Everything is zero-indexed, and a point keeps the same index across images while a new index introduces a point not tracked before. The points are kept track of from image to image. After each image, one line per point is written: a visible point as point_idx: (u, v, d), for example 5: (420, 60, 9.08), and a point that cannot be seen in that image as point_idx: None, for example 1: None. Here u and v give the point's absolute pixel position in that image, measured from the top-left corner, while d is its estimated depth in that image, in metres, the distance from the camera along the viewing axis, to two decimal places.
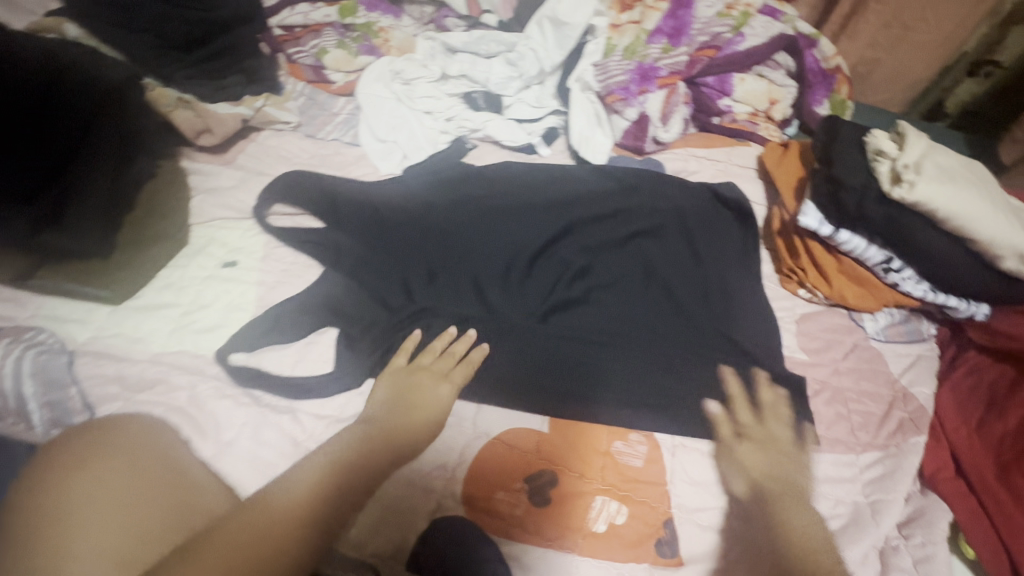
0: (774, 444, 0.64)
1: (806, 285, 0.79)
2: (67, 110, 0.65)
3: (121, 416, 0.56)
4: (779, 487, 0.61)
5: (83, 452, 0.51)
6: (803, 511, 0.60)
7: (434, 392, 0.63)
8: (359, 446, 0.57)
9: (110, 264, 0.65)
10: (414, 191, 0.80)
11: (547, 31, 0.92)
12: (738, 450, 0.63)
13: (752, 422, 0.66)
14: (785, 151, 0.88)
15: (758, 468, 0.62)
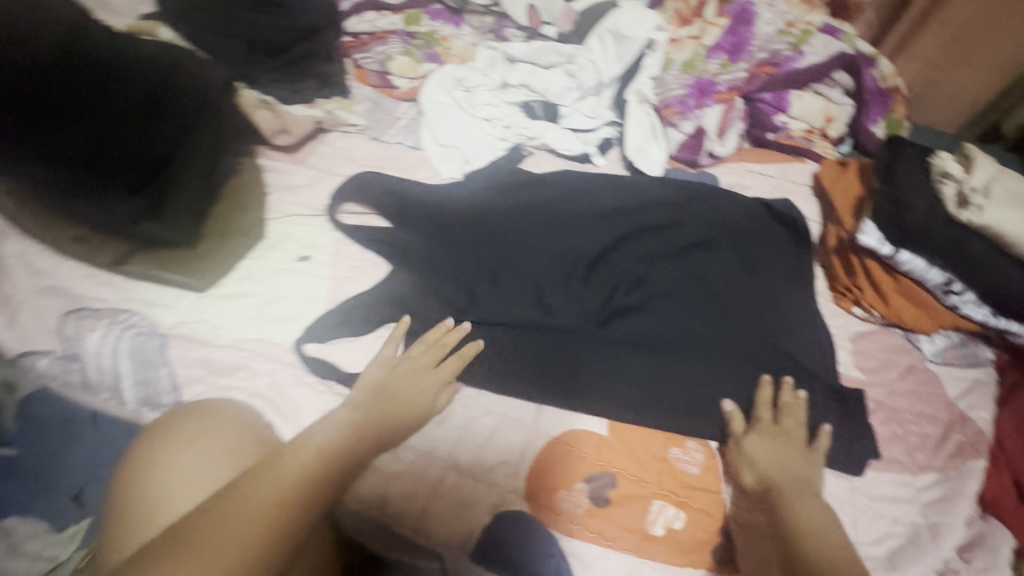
0: (783, 438, 0.64)
1: (862, 303, 0.80)
2: (171, 112, 0.70)
3: (211, 399, 0.60)
4: (783, 480, 0.60)
5: (177, 418, 0.57)
6: (814, 501, 0.59)
7: (425, 381, 0.64)
8: (361, 426, 0.59)
9: (195, 255, 0.69)
10: (473, 196, 0.82)
11: (608, 43, 0.94)
12: (746, 446, 0.64)
13: (762, 416, 0.66)
14: (844, 169, 0.89)
15: (764, 460, 0.62)
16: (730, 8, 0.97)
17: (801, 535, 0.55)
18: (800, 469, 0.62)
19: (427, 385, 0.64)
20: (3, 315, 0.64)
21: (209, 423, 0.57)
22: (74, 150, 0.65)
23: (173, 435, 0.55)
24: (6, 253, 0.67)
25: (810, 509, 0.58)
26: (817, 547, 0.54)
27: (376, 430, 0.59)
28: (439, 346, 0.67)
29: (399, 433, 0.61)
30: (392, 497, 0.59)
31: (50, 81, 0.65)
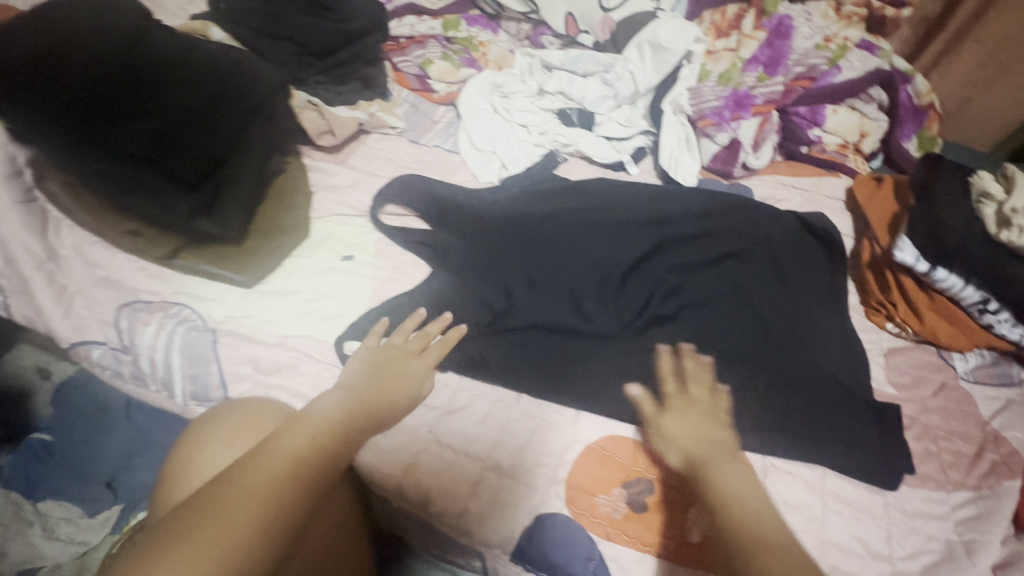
0: (694, 407, 0.62)
1: (895, 319, 0.80)
2: (229, 110, 0.69)
3: (252, 397, 0.61)
4: (704, 452, 0.56)
5: (207, 421, 0.57)
6: (736, 466, 0.54)
7: (411, 367, 0.62)
8: (352, 402, 0.54)
9: (242, 251, 0.70)
10: (508, 201, 0.83)
11: (646, 54, 0.95)
12: (664, 425, 0.60)
13: (671, 390, 0.64)
14: (878, 185, 0.89)
15: (677, 432, 0.59)
16: (767, 22, 0.98)
17: (720, 503, 0.51)
18: (719, 436, 0.59)
19: (416, 369, 0.62)
20: (59, 305, 0.66)
21: (236, 419, 0.56)
22: (129, 140, 0.62)
23: (200, 434, 0.54)
24: (61, 245, 0.68)
25: (735, 476, 0.53)
26: (739, 515, 0.49)
27: (369, 409, 0.55)
28: (425, 334, 0.66)
29: (391, 416, 0.57)
30: (433, 498, 0.60)
31: (108, 72, 0.65)
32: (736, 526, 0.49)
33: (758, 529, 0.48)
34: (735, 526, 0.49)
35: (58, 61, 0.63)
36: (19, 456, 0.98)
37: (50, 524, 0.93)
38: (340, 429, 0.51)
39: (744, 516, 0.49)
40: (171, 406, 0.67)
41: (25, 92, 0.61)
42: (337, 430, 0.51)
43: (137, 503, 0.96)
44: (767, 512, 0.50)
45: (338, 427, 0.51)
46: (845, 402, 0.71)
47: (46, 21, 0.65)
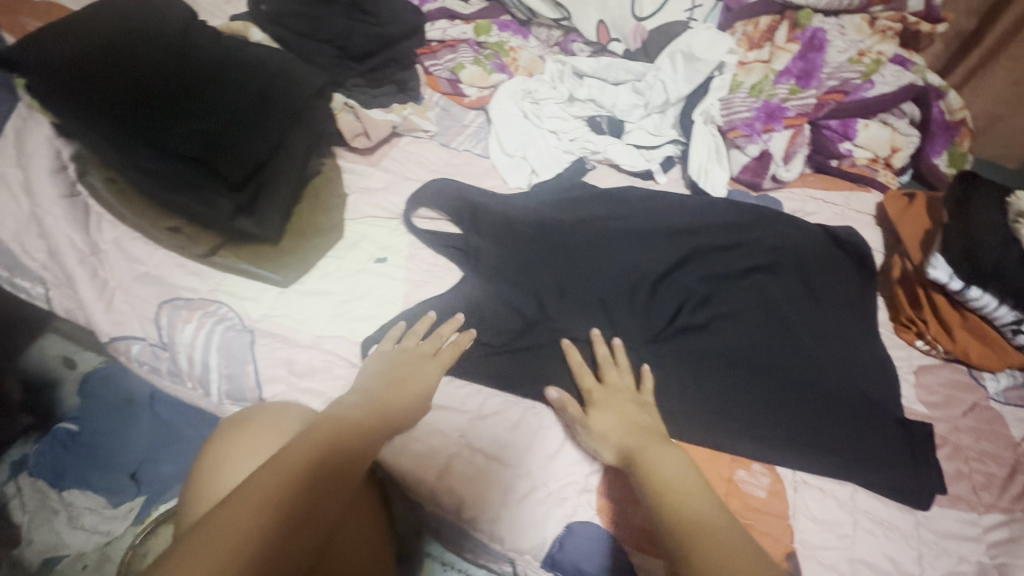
0: (619, 398, 0.63)
1: (926, 337, 0.79)
2: (276, 112, 0.70)
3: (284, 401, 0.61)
4: (637, 441, 0.57)
5: (238, 419, 0.58)
6: (667, 453, 0.55)
7: (423, 370, 0.63)
8: (367, 406, 0.56)
9: (279, 250, 0.71)
10: (538, 207, 0.84)
11: (678, 64, 0.95)
12: (589, 421, 0.61)
13: (589, 384, 0.65)
14: (910, 202, 0.89)
15: (604, 427, 0.59)
16: (800, 35, 0.98)
17: (658, 496, 0.51)
18: (648, 425, 0.60)
19: (429, 371, 0.64)
20: (100, 300, 0.67)
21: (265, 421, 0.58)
22: (176, 139, 0.64)
23: (232, 435, 0.57)
24: (102, 239, 0.69)
25: (666, 466, 0.54)
26: (672, 506, 0.50)
27: (384, 411, 0.57)
28: (434, 338, 0.67)
29: (405, 420, 0.59)
30: (468, 503, 0.60)
31: (158, 75, 0.67)
32: (674, 516, 0.49)
33: (694, 516, 0.49)
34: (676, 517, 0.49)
35: (115, 66, 0.66)
36: (45, 446, 0.98)
37: (75, 513, 0.93)
38: (355, 431, 0.53)
39: (680, 504, 0.50)
40: (205, 404, 0.68)
41: (82, 94, 0.64)
42: (352, 432, 0.53)
43: (160, 496, 0.95)
44: (696, 498, 0.51)
45: (353, 429, 0.53)
46: (874, 422, 0.70)
47: (106, 28, 0.69)
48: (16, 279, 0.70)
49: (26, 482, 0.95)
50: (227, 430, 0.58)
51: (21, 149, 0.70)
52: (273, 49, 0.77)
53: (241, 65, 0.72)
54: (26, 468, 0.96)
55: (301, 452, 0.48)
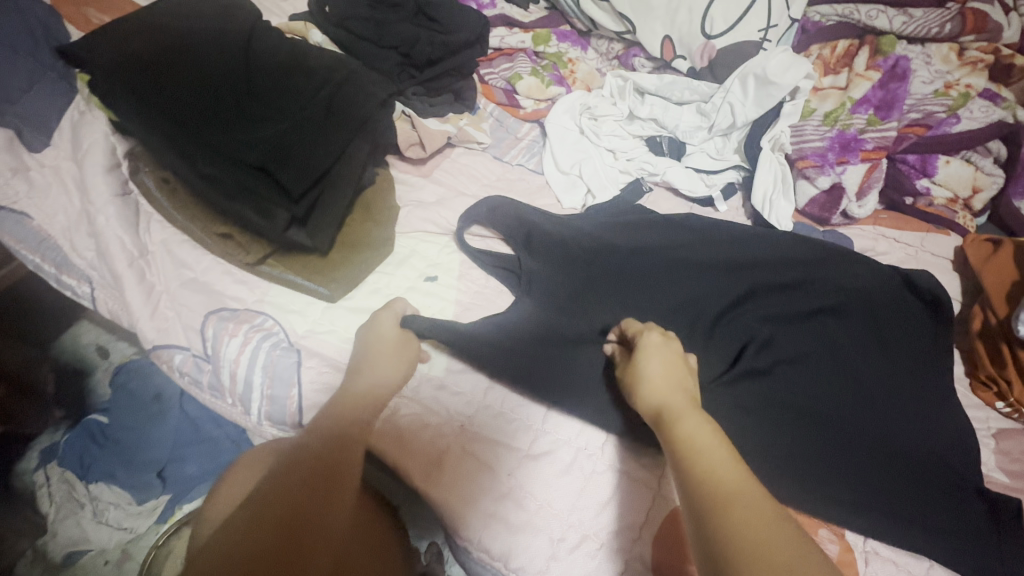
0: (661, 346, 0.57)
1: (1007, 399, 0.72)
2: (341, 119, 0.68)
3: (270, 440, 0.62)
4: (672, 401, 0.51)
5: (237, 467, 0.59)
6: (701, 418, 0.48)
7: (380, 352, 0.62)
8: (336, 416, 0.55)
9: (331, 263, 0.68)
10: (595, 230, 0.80)
11: (750, 88, 0.89)
12: (639, 367, 0.56)
13: (645, 337, 0.59)
14: (995, 249, 0.82)
15: (647, 376, 0.54)
16: (882, 62, 0.93)
17: (684, 456, 0.45)
18: (689, 390, 0.53)
19: (386, 335, 0.63)
20: (146, 306, 0.65)
21: (253, 463, 0.58)
22: (240, 144, 0.61)
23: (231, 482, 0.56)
24: (151, 241, 0.68)
25: (694, 425, 0.47)
26: (695, 465, 0.43)
27: (361, 418, 0.56)
28: (388, 311, 0.65)
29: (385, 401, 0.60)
30: (515, 551, 0.56)
31: (220, 78, 0.65)
32: (697, 480, 0.42)
33: (714, 478, 0.42)
34: (692, 475, 0.43)
35: (181, 63, 0.64)
36: (75, 437, 0.93)
37: (100, 507, 0.89)
38: (343, 446, 0.52)
39: (699, 461, 0.44)
40: (243, 421, 0.65)
41: (145, 92, 0.62)
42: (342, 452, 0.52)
43: (185, 495, 0.92)
44: (720, 455, 0.44)
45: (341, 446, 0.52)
46: (952, 491, 0.64)
47: (176, 26, 0.67)
48: (63, 276, 0.70)
49: (54, 471, 0.91)
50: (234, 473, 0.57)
51: (77, 144, 0.69)
52: (337, 54, 0.75)
53: (298, 69, 0.70)
54: (56, 457, 0.93)
55: (283, 481, 0.48)
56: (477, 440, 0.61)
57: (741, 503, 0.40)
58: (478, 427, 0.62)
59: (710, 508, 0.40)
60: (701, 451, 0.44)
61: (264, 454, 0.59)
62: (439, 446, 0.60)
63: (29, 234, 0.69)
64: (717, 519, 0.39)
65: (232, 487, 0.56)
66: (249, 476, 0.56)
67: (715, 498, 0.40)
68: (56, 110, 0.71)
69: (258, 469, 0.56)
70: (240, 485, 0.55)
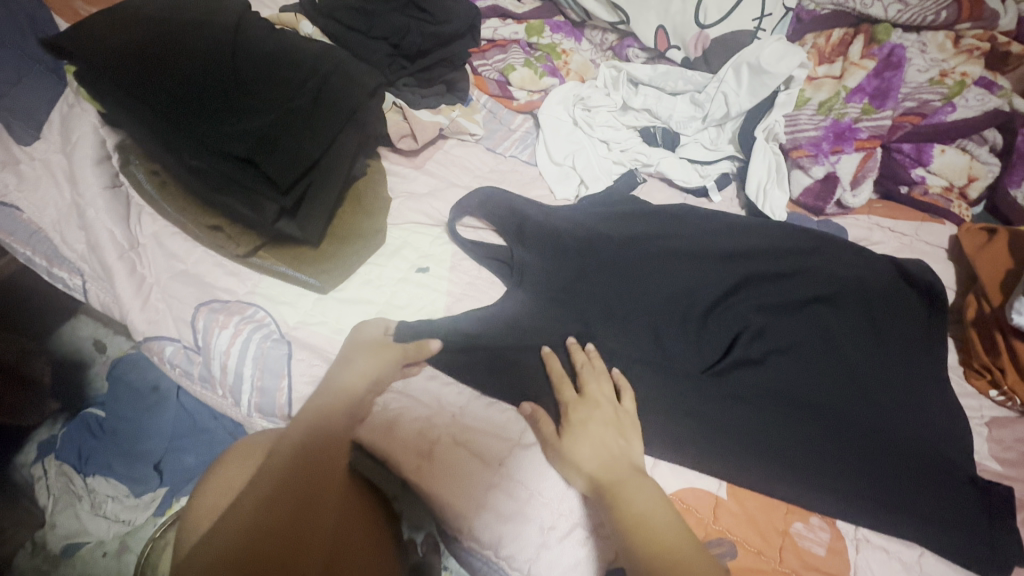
0: (580, 427, 0.58)
1: (1001, 387, 0.72)
2: (333, 108, 0.68)
3: (262, 432, 0.62)
4: (611, 477, 0.53)
5: (230, 457, 0.58)
6: (643, 486, 0.52)
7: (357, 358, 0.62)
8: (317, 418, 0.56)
9: (322, 254, 0.68)
10: (587, 221, 0.79)
11: (744, 77, 0.88)
12: (563, 450, 0.57)
13: (568, 400, 0.61)
14: (990, 238, 0.82)
15: (577, 453, 0.56)
16: (877, 51, 0.92)
17: (637, 524, 0.49)
18: (624, 454, 0.56)
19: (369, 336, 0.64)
20: (137, 298, 0.65)
21: (247, 453, 0.58)
22: (228, 136, 0.61)
23: (220, 474, 0.57)
24: (142, 233, 0.68)
25: (642, 494, 0.51)
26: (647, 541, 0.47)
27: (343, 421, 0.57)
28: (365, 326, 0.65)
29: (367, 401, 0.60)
30: (505, 541, 0.56)
31: (207, 69, 0.65)
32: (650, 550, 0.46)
33: (665, 548, 0.46)
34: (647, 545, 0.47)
35: (168, 55, 0.64)
36: (72, 430, 0.93)
37: (98, 500, 0.89)
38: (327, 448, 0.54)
39: (653, 532, 0.48)
40: (235, 412, 0.66)
41: (133, 84, 0.62)
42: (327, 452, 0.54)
43: (182, 487, 0.92)
44: (664, 521, 0.49)
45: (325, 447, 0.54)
46: (945, 479, 0.64)
47: (163, 17, 0.67)
48: (54, 269, 0.70)
49: (52, 464, 0.91)
50: (228, 462, 0.58)
51: (67, 137, 0.69)
52: (327, 45, 0.74)
53: (287, 58, 0.70)
54: (53, 450, 0.93)
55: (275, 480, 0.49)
56: (467, 429, 0.61)
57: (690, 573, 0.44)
58: (468, 416, 0.62)
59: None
60: (647, 523, 0.48)
61: (244, 446, 0.59)
62: (432, 433, 0.60)
63: (20, 227, 0.70)
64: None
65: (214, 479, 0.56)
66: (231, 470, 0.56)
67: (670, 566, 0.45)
68: (46, 103, 0.71)
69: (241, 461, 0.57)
70: (225, 478, 0.55)
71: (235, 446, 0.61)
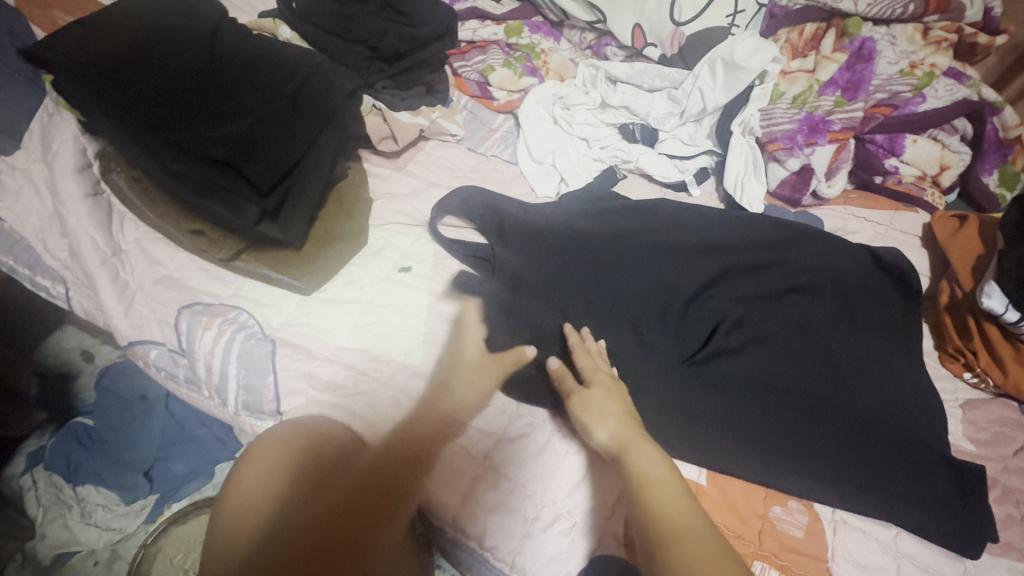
0: (594, 393, 0.60)
1: (975, 369, 0.74)
2: (310, 110, 0.70)
3: (302, 414, 0.59)
4: (628, 437, 0.55)
5: (263, 445, 0.54)
6: (653, 449, 0.54)
7: (358, 354, 0.65)
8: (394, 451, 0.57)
9: (304, 255, 0.69)
10: (567, 217, 0.81)
11: (717, 72, 0.90)
12: (585, 396, 0.60)
13: (585, 367, 0.63)
14: (961, 225, 0.84)
15: (595, 414, 0.58)
16: (848, 44, 0.94)
17: (637, 489, 0.51)
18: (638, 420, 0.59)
19: (357, 338, 0.66)
20: (120, 303, 0.66)
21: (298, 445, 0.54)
22: (207, 142, 0.62)
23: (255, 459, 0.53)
24: (124, 240, 0.69)
25: (646, 462, 0.53)
26: (648, 508, 0.49)
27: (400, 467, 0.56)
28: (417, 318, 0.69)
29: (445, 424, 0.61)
30: (489, 531, 0.57)
31: (185, 77, 0.66)
32: (650, 519, 0.48)
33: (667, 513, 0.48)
34: (646, 511, 0.49)
35: (145, 61, 0.65)
36: (61, 440, 0.92)
37: (89, 509, 0.89)
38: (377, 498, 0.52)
39: (654, 499, 0.49)
40: (222, 413, 0.66)
41: (108, 92, 0.62)
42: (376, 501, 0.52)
43: (175, 494, 0.93)
44: (665, 490, 0.50)
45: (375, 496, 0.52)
46: (920, 462, 0.65)
47: (138, 25, 0.68)
48: (37, 277, 0.71)
49: (41, 474, 0.91)
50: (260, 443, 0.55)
51: (47, 146, 0.70)
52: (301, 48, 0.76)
53: (265, 64, 0.71)
54: (43, 460, 0.93)
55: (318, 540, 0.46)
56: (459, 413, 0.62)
57: (693, 546, 0.45)
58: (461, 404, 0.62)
59: (658, 544, 0.46)
60: (652, 485, 0.50)
61: (273, 446, 0.54)
62: (440, 419, 0.61)
63: (4, 236, 0.70)
64: (664, 554, 0.45)
65: (238, 488, 0.51)
66: (257, 476, 0.51)
67: (667, 535, 0.46)
68: (25, 114, 0.72)
69: (276, 470, 0.51)
70: (263, 466, 0.52)
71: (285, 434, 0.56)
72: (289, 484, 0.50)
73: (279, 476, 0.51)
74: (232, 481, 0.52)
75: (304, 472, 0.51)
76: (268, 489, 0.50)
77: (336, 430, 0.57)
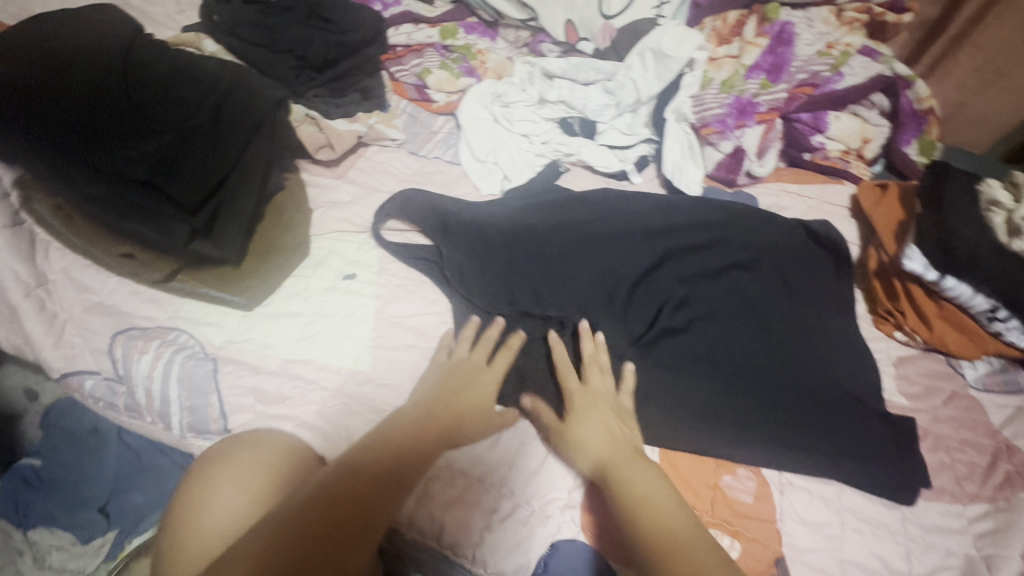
0: (585, 411, 0.60)
1: (904, 328, 0.78)
2: (234, 122, 0.69)
3: (253, 430, 0.56)
4: (614, 457, 0.55)
5: (214, 463, 0.51)
6: (642, 466, 0.55)
7: (308, 365, 0.64)
8: (383, 441, 0.53)
9: (242, 273, 0.68)
10: (513, 213, 0.82)
11: (649, 62, 0.93)
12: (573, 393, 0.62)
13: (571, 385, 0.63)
14: (883, 193, 0.89)
15: (584, 438, 0.57)
16: (770, 28, 1.00)
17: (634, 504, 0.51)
18: (617, 433, 0.59)
19: (302, 347, 0.66)
20: (50, 335, 0.65)
21: (262, 464, 0.51)
22: (126, 162, 0.62)
23: (207, 479, 0.49)
24: (50, 269, 0.67)
25: (639, 475, 0.54)
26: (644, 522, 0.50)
27: (377, 465, 0.50)
28: (355, 326, 0.68)
29: (446, 425, 0.57)
30: (449, 528, 0.57)
31: (98, 97, 0.64)
32: (645, 534, 0.49)
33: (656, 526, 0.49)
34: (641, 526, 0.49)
35: (52, 83, 0.63)
36: (6, 484, 0.88)
37: (42, 552, 0.84)
38: (348, 499, 0.46)
39: (652, 517, 0.50)
40: (167, 437, 0.65)
41: (19, 121, 0.61)
42: (342, 500, 0.46)
43: (134, 527, 0.87)
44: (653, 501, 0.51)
45: (342, 498, 0.46)
46: (857, 418, 0.69)
47: (38, 46, 0.65)
48: None
49: None
50: (210, 461, 0.52)
51: None
52: (220, 61, 0.75)
53: (184, 80, 0.70)
54: None
55: (271, 548, 0.41)
56: (439, 415, 0.57)
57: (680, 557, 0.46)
58: (437, 408, 0.58)
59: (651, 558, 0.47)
60: (645, 503, 0.51)
61: (229, 464, 0.51)
62: (419, 418, 0.57)
63: None
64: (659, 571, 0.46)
65: (191, 510, 0.47)
66: (213, 496, 0.48)
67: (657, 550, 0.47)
68: None
69: (234, 486, 0.48)
70: (217, 481, 0.49)
71: (258, 455, 0.52)
72: (246, 503, 0.47)
73: (235, 492, 0.48)
74: (189, 501, 0.48)
75: (266, 490, 0.49)
76: (225, 511, 0.47)
77: (292, 445, 0.55)
